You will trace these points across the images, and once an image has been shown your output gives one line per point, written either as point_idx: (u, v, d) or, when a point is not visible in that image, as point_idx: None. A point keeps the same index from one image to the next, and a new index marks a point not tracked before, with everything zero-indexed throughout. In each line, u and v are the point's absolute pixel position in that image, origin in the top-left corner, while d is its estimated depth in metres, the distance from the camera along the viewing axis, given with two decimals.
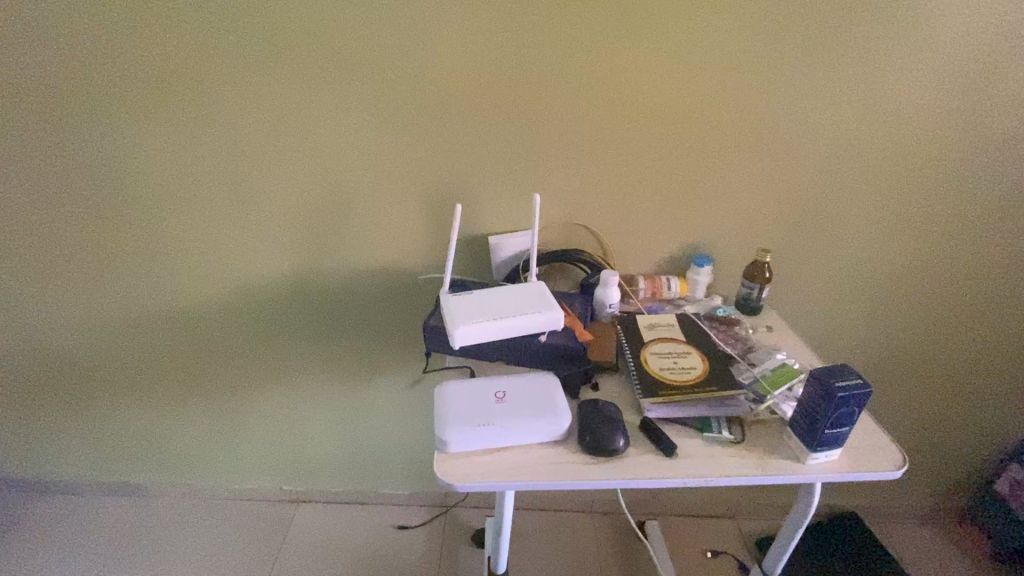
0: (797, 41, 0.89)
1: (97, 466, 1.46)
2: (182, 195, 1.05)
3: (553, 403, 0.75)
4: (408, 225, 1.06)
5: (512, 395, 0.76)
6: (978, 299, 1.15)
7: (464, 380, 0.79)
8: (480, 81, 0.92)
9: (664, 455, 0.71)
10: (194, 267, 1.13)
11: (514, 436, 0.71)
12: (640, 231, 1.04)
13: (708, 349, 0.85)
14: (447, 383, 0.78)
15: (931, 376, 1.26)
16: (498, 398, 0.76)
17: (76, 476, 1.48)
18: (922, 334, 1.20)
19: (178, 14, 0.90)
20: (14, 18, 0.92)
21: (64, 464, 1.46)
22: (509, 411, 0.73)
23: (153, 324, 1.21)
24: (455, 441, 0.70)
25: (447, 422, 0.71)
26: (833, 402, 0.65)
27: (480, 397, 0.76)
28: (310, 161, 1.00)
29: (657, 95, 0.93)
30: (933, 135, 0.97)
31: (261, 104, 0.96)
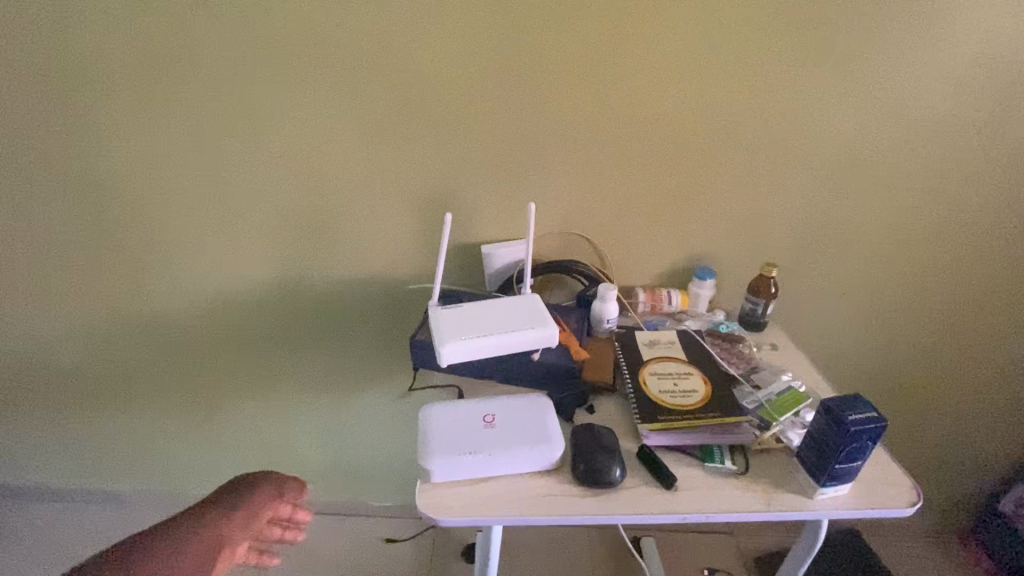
0: (810, 44, 0.84)
1: (75, 473, 1.41)
2: (160, 196, 1.00)
3: (545, 429, 0.71)
4: (397, 232, 1.01)
5: (501, 420, 0.72)
6: (992, 316, 1.10)
7: (451, 402, 0.75)
8: (474, 81, 0.87)
9: (664, 487, 0.67)
10: (173, 272, 1.08)
11: (502, 465, 0.67)
12: (641, 242, 1.00)
13: (710, 370, 0.81)
14: (433, 405, 0.74)
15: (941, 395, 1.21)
16: (486, 423, 0.71)
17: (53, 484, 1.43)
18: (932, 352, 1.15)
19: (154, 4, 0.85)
20: None
21: (39, 472, 1.41)
22: (498, 438, 0.69)
23: (130, 330, 1.16)
24: (439, 470, 0.66)
25: (431, 450, 0.67)
26: (846, 437, 0.60)
27: (468, 421, 0.71)
28: (295, 162, 0.95)
29: (661, 99, 0.88)
30: (951, 145, 0.92)
31: (242, 101, 0.91)
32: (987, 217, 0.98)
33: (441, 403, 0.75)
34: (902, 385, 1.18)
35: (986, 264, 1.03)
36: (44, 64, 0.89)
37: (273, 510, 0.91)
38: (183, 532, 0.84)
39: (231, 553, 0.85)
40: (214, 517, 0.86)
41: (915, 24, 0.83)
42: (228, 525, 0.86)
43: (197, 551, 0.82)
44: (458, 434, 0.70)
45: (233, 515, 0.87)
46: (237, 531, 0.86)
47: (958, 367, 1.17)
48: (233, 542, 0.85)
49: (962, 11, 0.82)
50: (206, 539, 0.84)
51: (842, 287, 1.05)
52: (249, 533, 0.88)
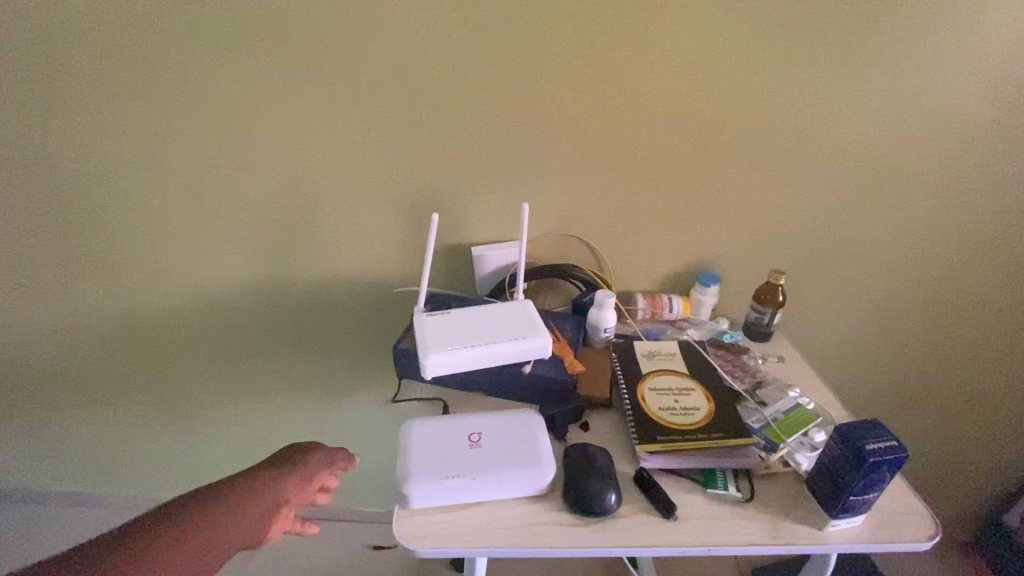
0: (829, 34, 0.78)
1: (51, 475, 1.35)
2: (131, 188, 0.94)
3: (535, 450, 0.66)
4: (384, 231, 0.95)
5: (488, 439, 0.67)
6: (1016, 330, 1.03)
7: (435, 419, 0.70)
8: (466, 70, 0.81)
9: (663, 517, 0.62)
10: (147, 270, 1.02)
11: (488, 490, 0.62)
12: (642, 245, 0.94)
13: (714, 386, 0.75)
14: (415, 422, 0.70)
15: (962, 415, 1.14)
16: (472, 443, 0.67)
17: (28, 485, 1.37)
18: (958, 369, 1.06)
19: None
20: None
21: (10, 472, 1.35)
22: (484, 461, 0.64)
23: (103, 330, 1.10)
24: (419, 496, 0.61)
25: (412, 474, 0.63)
26: (864, 468, 0.55)
27: (452, 441, 0.67)
28: (274, 154, 0.89)
29: (667, 92, 0.82)
30: (979, 149, 0.85)
31: (217, 88, 0.85)
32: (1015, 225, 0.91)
33: (424, 419, 0.70)
34: (920, 402, 1.11)
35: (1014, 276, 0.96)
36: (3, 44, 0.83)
37: (324, 477, 0.76)
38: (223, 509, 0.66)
39: (278, 524, 0.69)
40: (258, 486, 0.70)
41: (945, 14, 0.76)
42: (279, 492, 0.70)
43: (241, 522, 0.66)
44: (441, 455, 0.65)
45: (280, 484, 0.71)
46: (286, 501, 0.71)
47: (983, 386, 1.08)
48: (283, 510, 0.70)
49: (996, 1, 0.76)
50: (247, 511, 0.67)
51: (855, 296, 0.99)
52: (297, 500, 0.72)
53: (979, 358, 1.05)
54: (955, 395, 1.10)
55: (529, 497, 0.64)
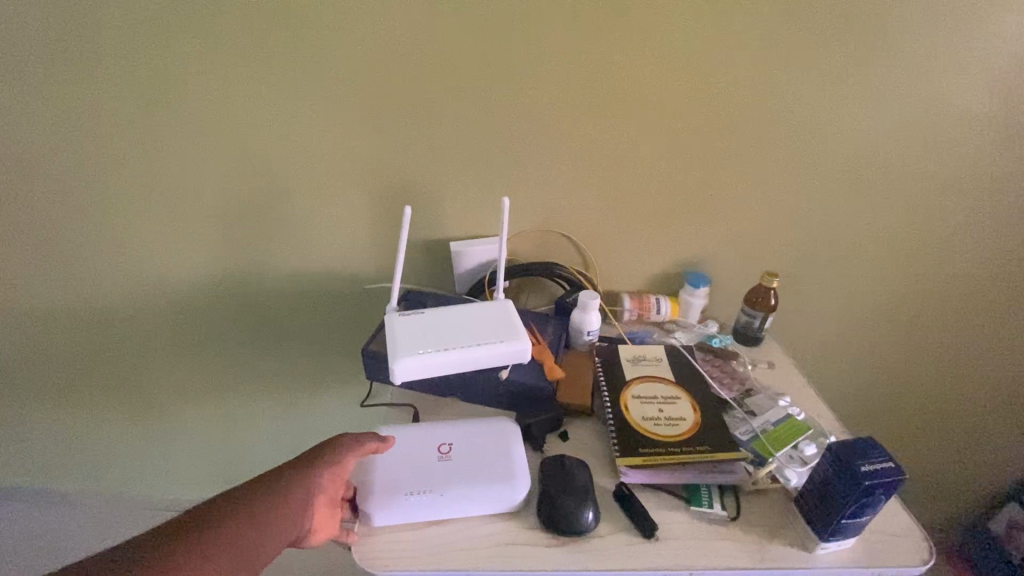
0: (832, 16, 0.72)
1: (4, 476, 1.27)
2: (81, 171, 0.87)
3: (509, 463, 0.62)
4: (358, 224, 0.90)
5: (458, 451, 0.63)
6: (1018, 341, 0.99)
7: (403, 427, 0.66)
8: (445, 52, 0.76)
9: (643, 537, 0.58)
10: (103, 261, 0.95)
11: (457, 507, 0.58)
12: (629, 244, 0.90)
13: (700, 394, 0.71)
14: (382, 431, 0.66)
15: (956, 426, 1.10)
16: (441, 455, 0.63)
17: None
18: (955, 375, 1.03)
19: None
20: None
21: None
22: (453, 476, 0.60)
23: (57, 325, 1.03)
24: (381, 513, 0.58)
25: (373, 489, 0.59)
26: (857, 492, 0.51)
27: (421, 452, 0.63)
28: (237, 139, 0.83)
29: (657, 80, 0.76)
30: (983, 152, 0.81)
31: (175, 67, 0.78)
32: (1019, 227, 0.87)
33: (392, 428, 0.66)
34: (914, 410, 1.07)
35: (1016, 280, 0.92)
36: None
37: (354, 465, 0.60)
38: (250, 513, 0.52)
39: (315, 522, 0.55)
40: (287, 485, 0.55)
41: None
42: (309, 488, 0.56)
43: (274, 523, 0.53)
44: (408, 468, 0.61)
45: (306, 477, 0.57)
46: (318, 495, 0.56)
47: (978, 392, 1.05)
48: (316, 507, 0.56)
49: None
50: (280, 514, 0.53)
51: (851, 299, 0.95)
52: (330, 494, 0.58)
53: (974, 363, 1.01)
54: (950, 400, 1.06)
55: (502, 512, 0.60)
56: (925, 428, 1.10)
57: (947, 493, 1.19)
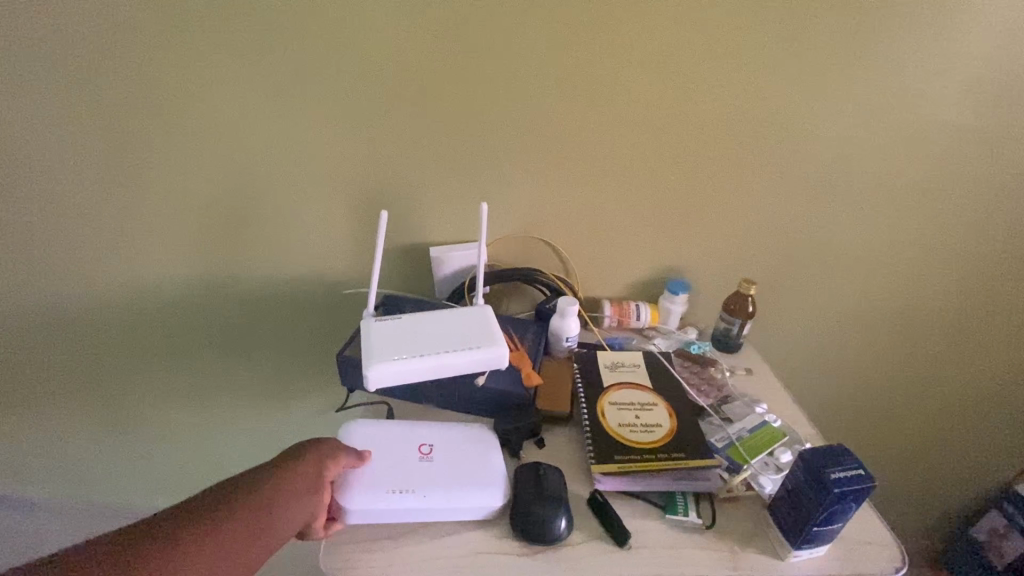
0: (806, 22, 0.73)
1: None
2: (53, 171, 0.86)
3: (489, 473, 0.61)
4: (338, 229, 0.89)
5: (439, 454, 0.63)
6: (995, 350, 1.00)
7: (383, 422, 0.66)
8: (425, 58, 0.76)
9: (616, 545, 0.58)
10: (79, 264, 0.94)
11: (436, 511, 0.58)
12: (610, 251, 0.90)
13: (677, 401, 0.71)
14: (360, 422, 0.65)
15: (936, 434, 1.10)
16: (422, 455, 0.62)
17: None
18: (933, 382, 1.03)
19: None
20: None
21: None
22: (433, 477, 0.60)
23: (31, 328, 1.01)
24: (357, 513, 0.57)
25: (349, 488, 0.58)
26: (828, 499, 0.51)
27: (402, 451, 0.62)
28: (216, 143, 0.82)
29: (635, 85, 0.77)
30: (956, 163, 0.83)
31: (154, 70, 0.77)
32: (994, 233, 0.88)
33: (369, 423, 0.65)
34: (893, 416, 1.08)
35: (990, 287, 0.93)
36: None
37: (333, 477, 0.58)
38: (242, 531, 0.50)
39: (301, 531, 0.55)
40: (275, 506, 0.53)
41: (927, 7, 0.72)
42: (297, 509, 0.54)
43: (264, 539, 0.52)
44: (388, 467, 0.60)
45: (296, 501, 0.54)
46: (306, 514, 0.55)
47: (957, 399, 1.05)
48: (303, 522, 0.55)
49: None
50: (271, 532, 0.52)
51: (830, 305, 0.95)
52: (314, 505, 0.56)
53: (952, 370, 1.02)
54: (929, 406, 1.06)
55: (476, 521, 0.59)
56: (906, 434, 1.10)
57: (929, 499, 1.19)
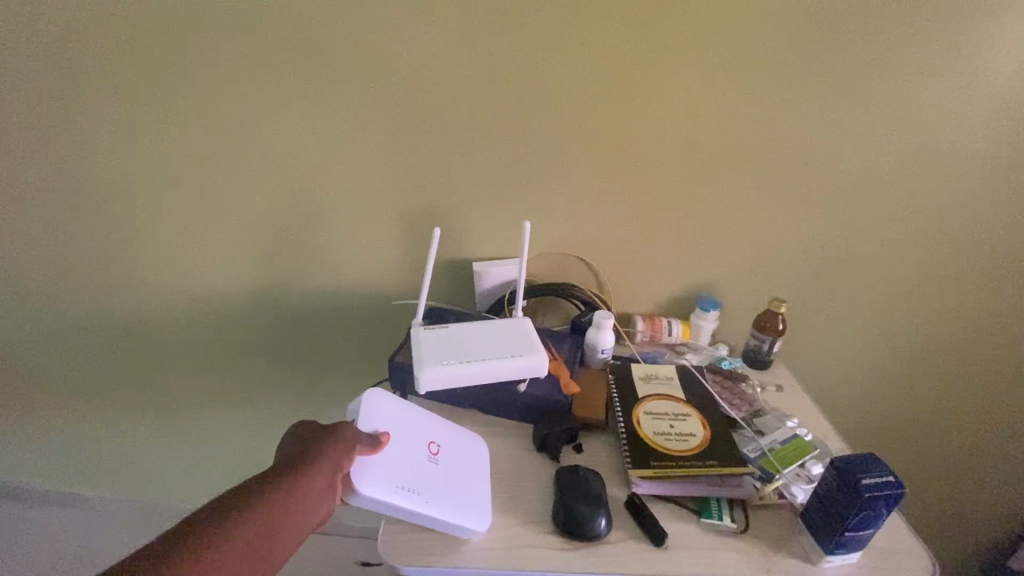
0: (835, 52, 0.78)
1: (19, 472, 1.30)
2: (133, 191, 0.93)
3: (484, 496, 0.64)
4: (388, 244, 0.96)
5: (447, 457, 0.66)
6: None
7: (399, 400, 0.69)
8: (475, 89, 0.83)
9: (653, 544, 0.61)
10: (149, 274, 1.01)
11: (429, 522, 0.59)
12: (643, 269, 0.94)
13: (710, 412, 0.74)
14: (377, 389, 0.69)
15: (973, 456, 1.09)
16: (431, 454, 0.66)
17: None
18: (965, 405, 1.04)
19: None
20: None
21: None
22: (434, 485, 0.62)
23: (101, 333, 1.09)
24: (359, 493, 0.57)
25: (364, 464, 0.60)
26: (859, 503, 0.54)
27: (412, 445, 0.65)
28: (281, 165, 0.90)
29: (669, 113, 0.82)
30: (982, 189, 0.85)
31: (229, 100, 0.85)
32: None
33: (385, 392, 0.69)
34: (927, 438, 1.08)
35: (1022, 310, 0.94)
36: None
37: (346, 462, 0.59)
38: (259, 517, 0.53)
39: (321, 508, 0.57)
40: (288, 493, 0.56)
41: (953, 38, 0.76)
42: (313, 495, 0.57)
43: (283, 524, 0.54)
44: (398, 457, 0.62)
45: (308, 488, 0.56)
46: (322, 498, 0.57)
47: (993, 422, 1.05)
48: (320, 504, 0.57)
49: (1003, 29, 0.76)
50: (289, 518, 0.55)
51: (861, 326, 0.97)
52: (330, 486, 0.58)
53: (986, 392, 1.02)
54: (964, 428, 1.06)
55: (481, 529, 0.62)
56: (940, 456, 1.10)
57: (962, 527, 1.18)
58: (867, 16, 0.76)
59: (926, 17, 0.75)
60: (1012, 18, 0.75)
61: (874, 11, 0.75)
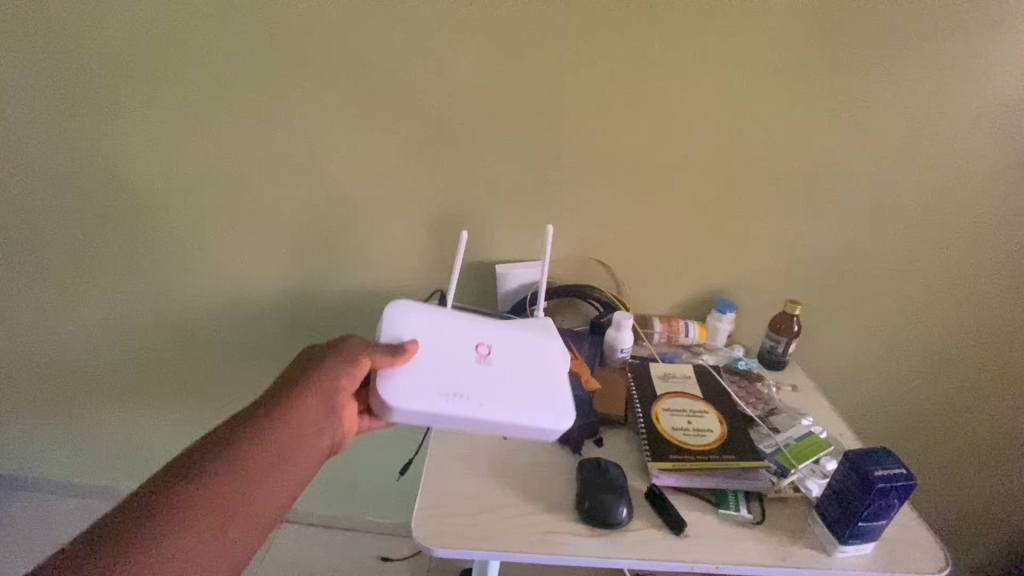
0: (848, 64, 0.81)
1: (57, 467, 1.35)
2: (177, 195, 0.99)
3: (539, 393, 0.65)
4: (414, 247, 1.00)
5: (494, 357, 0.68)
6: None
7: (435, 310, 0.72)
8: (501, 100, 0.87)
9: (673, 532, 0.63)
10: (187, 275, 1.06)
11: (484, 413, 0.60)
12: (661, 272, 0.97)
13: (727, 409, 0.77)
14: (407, 300, 0.72)
15: (987, 460, 1.10)
16: (477, 355, 0.67)
17: (31, 474, 1.36)
18: (981, 409, 1.05)
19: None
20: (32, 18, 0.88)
21: (33, 464, 1.35)
22: (477, 379, 0.64)
23: (141, 331, 1.14)
24: (405, 411, 0.59)
25: (399, 378, 0.61)
26: (872, 494, 0.57)
27: (449, 353, 0.66)
28: (315, 171, 0.94)
29: (687, 122, 0.86)
30: (994, 195, 0.88)
31: (269, 111, 0.91)
32: None
33: (417, 305, 0.72)
34: (942, 441, 1.09)
35: None
36: (62, 47, 0.90)
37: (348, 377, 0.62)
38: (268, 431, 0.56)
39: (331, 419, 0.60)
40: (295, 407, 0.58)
41: (963, 50, 0.79)
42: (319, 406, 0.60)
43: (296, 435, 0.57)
44: (437, 368, 0.63)
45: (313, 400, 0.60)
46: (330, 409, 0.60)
47: (1006, 425, 1.06)
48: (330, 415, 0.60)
49: (1011, 41, 0.79)
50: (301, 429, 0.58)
51: (875, 329, 0.99)
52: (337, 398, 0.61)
53: (999, 395, 1.04)
54: (977, 432, 1.07)
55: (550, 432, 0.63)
56: (955, 460, 1.10)
57: (982, 534, 1.18)
58: (878, 30, 0.79)
59: (936, 30, 0.78)
60: (1019, 32, 0.78)
61: (886, 25, 0.78)
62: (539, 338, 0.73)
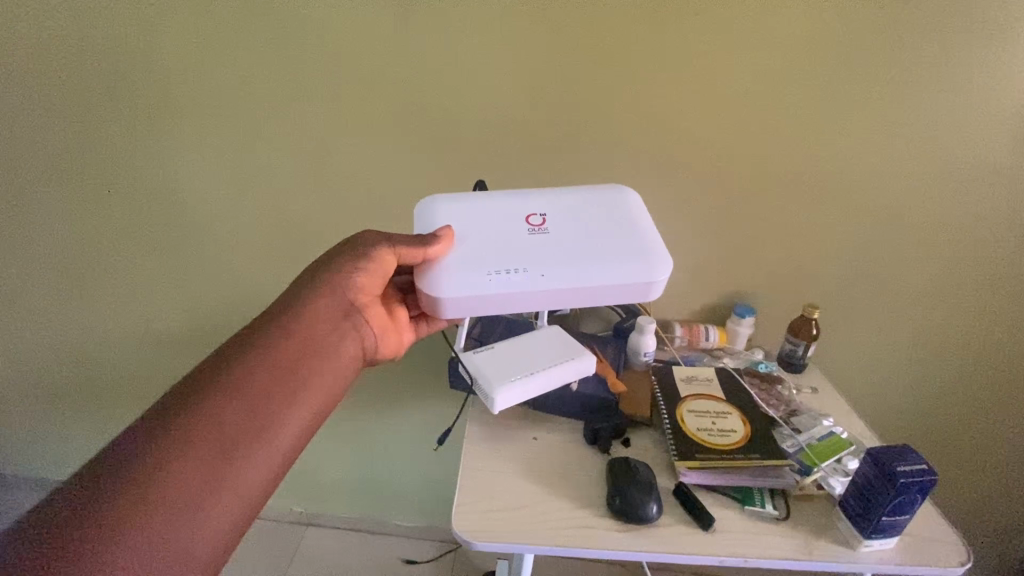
0: (859, 76, 0.83)
1: None
2: (215, 210, 1.04)
3: (599, 253, 0.70)
4: None
5: (545, 227, 0.73)
6: None
7: (474, 197, 0.77)
8: (524, 115, 0.91)
9: (702, 528, 0.66)
10: (225, 286, 1.11)
11: (545, 280, 0.67)
12: (680, 278, 1.01)
13: (750, 410, 0.80)
14: (442, 197, 0.77)
15: (1005, 460, 1.11)
16: (528, 229, 0.72)
17: None
18: (996, 407, 1.06)
19: (218, 20, 0.89)
20: (78, 47, 0.93)
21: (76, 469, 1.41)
22: (528, 251, 0.70)
23: (180, 339, 1.19)
24: (458, 297, 0.66)
25: (450, 267, 0.67)
26: (896, 489, 0.59)
27: (496, 237, 0.71)
28: (347, 184, 0.99)
29: (705, 135, 0.89)
30: (1007, 201, 0.90)
31: (303, 129, 0.95)
32: None
33: (454, 197, 0.77)
34: (959, 440, 1.10)
35: None
36: (108, 74, 0.94)
37: (361, 272, 0.68)
38: (296, 319, 0.62)
39: (350, 312, 0.67)
40: (318, 300, 0.64)
41: (973, 61, 0.81)
42: (341, 300, 0.66)
43: (320, 322, 0.63)
44: (489, 252, 0.69)
45: (332, 293, 0.65)
46: (349, 302, 0.67)
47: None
48: (348, 308, 0.67)
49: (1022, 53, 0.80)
50: (325, 317, 0.64)
51: (892, 332, 1.02)
52: (353, 292, 0.67)
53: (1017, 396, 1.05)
54: (995, 432, 1.09)
55: (635, 284, 0.69)
56: (972, 459, 1.12)
57: (1003, 533, 1.18)
58: (890, 44, 0.81)
59: (944, 39, 0.80)
60: None
61: (893, 36, 0.81)
62: (588, 206, 0.76)
